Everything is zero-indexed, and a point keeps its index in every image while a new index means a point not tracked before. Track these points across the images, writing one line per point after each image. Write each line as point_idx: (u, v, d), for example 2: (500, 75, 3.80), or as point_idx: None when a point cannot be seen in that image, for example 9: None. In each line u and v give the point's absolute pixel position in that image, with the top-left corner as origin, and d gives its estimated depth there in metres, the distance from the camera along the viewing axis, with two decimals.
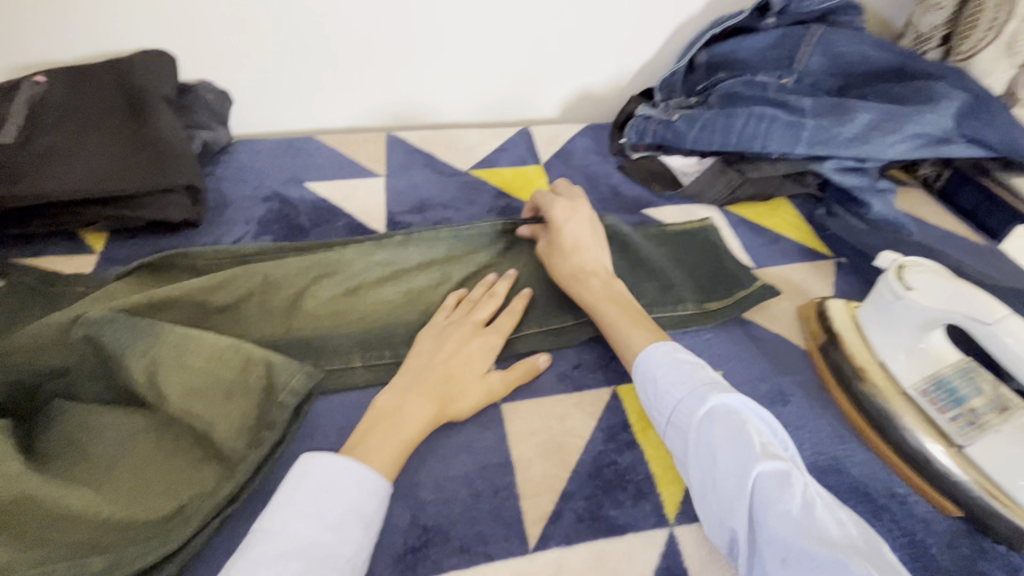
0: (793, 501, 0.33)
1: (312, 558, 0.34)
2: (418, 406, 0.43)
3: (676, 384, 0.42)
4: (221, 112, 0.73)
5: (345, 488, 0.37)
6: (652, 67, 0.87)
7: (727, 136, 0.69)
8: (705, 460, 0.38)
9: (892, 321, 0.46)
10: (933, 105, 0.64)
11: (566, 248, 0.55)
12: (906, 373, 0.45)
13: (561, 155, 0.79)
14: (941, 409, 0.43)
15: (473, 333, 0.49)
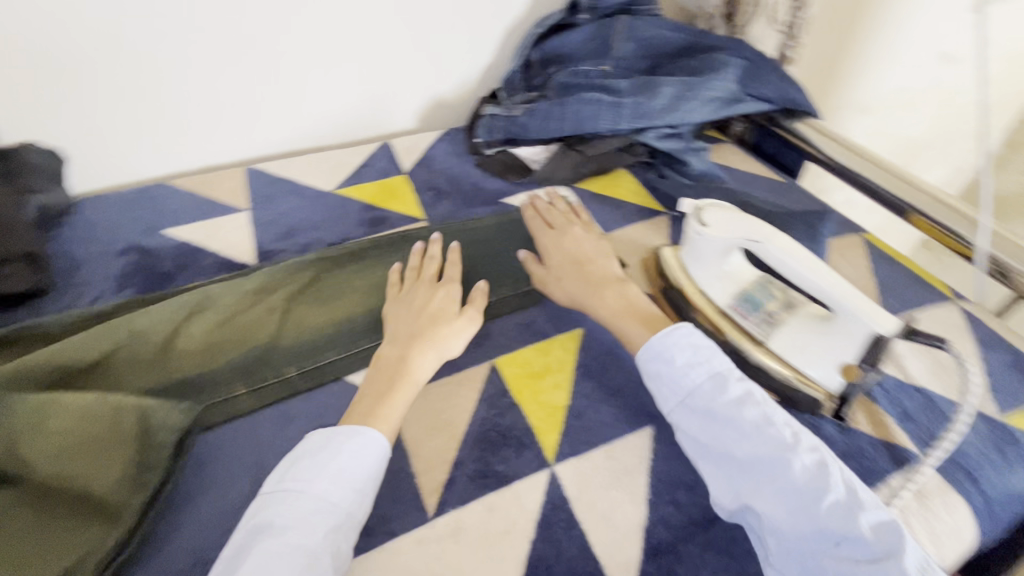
0: (836, 486, 0.40)
1: (324, 513, 0.40)
2: (418, 355, 0.50)
3: (742, 404, 0.44)
4: (55, 172, 0.70)
5: (355, 454, 0.43)
6: (494, 69, 0.94)
7: (564, 123, 0.77)
8: (763, 479, 0.41)
9: (700, 256, 0.55)
10: (719, 73, 0.76)
11: (567, 276, 0.59)
12: (720, 295, 0.54)
13: (423, 162, 0.83)
14: (746, 316, 0.52)
15: (435, 289, 0.57)
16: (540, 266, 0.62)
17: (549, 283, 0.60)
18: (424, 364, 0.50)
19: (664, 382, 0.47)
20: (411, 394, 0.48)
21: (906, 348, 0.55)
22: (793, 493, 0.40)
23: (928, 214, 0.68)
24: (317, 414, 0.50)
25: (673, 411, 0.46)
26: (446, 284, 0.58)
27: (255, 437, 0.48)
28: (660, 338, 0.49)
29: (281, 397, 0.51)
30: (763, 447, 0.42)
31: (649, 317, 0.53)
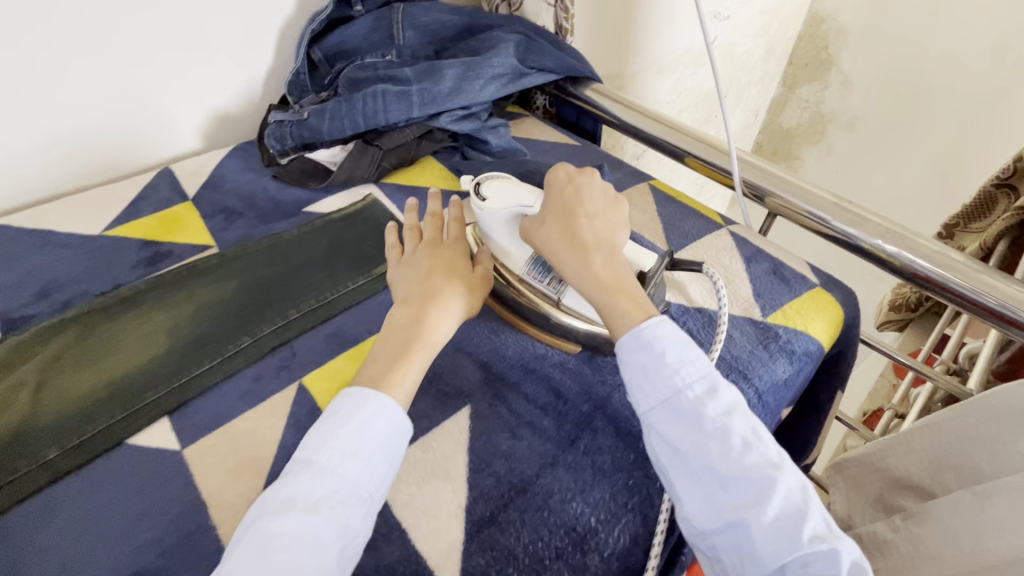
0: (803, 499, 0.39)
1: (345, 483, 0.40)
2: (435, 313, 0.48)
3: (687, 366, 0.44)
4: None
5: (382, 412, 0.42)
6: (279, 73, 0.87)
7: (355, 119, 0.74)
8: (700, 445, 0.41)
9: (491, 230, 0.54)
10: (497, 51, 0.78)
11: (601, 224, 0.50)
12: (516, 264, 0.54)
13: (210, 184, 0.76)
14: (541, 279, 0.52)
15: (440, 248, 0.54)
16: (464, 257, 0.54)
17: (542, 225, 0.50)
18: (440, 327, 0.48)
19: (648, 380, 0.44)
20: (429, 355, 0.47)
21: (690, 276, 0.61)
22: (727, 461, 0.40)
23: (700, 156, 0.77)
24: (89, 490, 0.44)
25: (655, 412, 0.43)
26: (453, 240, 0.55)
27: (7, 540, 0.41)
28: (656, 323, 0.44)
29: (38, 487, 0.43)
30: (705, 413, 0.42)
31: (630, 287, 0.47)
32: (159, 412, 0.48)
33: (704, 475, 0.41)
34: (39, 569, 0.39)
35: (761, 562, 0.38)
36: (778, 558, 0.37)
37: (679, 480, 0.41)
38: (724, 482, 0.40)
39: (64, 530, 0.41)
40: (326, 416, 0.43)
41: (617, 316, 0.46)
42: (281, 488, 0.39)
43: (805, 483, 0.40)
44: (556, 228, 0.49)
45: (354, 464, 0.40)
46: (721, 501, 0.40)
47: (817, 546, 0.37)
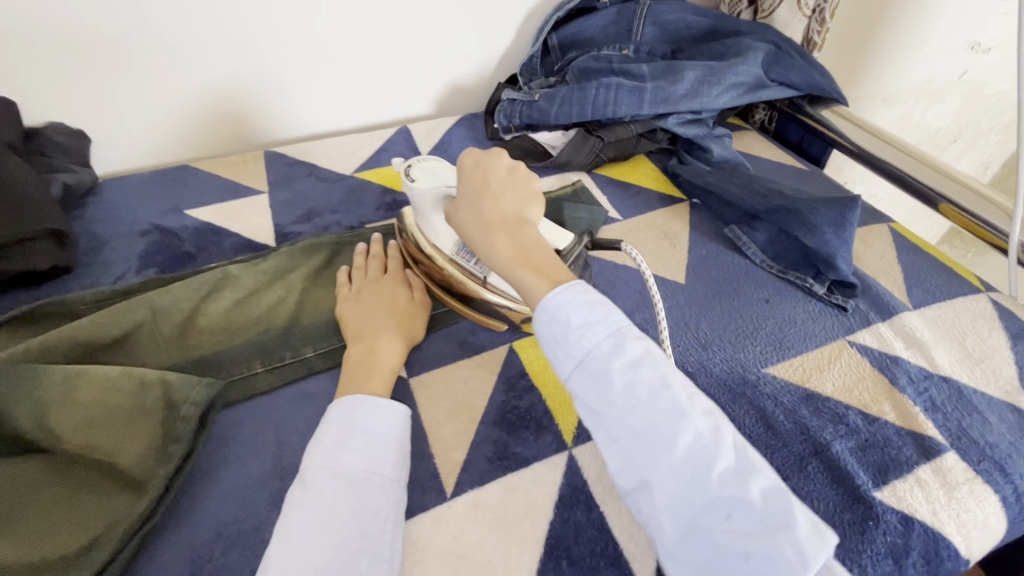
0: (723, 455, 0.36)
1: (366, 481, 0.40)
2: (386, 342, 0.50)
3: (595, 326, 0.40)
4: (80, 152, 0.71)
5: (377, 421, 0.43)
6: (513, 55, 0.93)
7: (583, 108, 0.76)
8: (618, 405, 0.38)
9: (424, 214, 0.55)
10: (744, 58, 0.75)
11: (501, 203, 0.48)
12: (444, 244, 0.54)
13: (440, 147, 0.83)
14: (468, 260, 0.53)
15: (379, 282, 0.55)
16: (402, 288, 0.55)
17: (457, 208, 0.50)
18: (387, 351, 0.49)
19: (559, 346, 0.40)
20: (389, 374, 0.48)
21: (935, 340, 0.54)
22: (640, 416, 0.37)
23: (962, 206, 0.65)
24: (337, 393, 0.51)
25: (569, 376, 0.40)
26: (391, 279, 0.56)
27: (275, 412, 0.49)
28: (556, 293, 0.41)
29: (300, 376, 0.52)
30: (614, 370, 0.38)
31: (546, 265, 0.45)
32: None
33: (623, 438, 0.38)
34: (298, 442, 0.47)
35: (688, 523, 0.35)
36: (697, 510, 0.35)
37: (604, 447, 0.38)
38: (638, 437, 0.37)
39: (316, 417, 0.49)
40: (320, 431, 0.42)
41: (528, 287, 0.44)
42: (297, 494, 0.38)
43: (715, 423, 0.37)
44: (467, 205, 0.49)
45: (370, 459, 0.41)
46: (645, 468, 0.36)
47: (735, 493, 0.34)
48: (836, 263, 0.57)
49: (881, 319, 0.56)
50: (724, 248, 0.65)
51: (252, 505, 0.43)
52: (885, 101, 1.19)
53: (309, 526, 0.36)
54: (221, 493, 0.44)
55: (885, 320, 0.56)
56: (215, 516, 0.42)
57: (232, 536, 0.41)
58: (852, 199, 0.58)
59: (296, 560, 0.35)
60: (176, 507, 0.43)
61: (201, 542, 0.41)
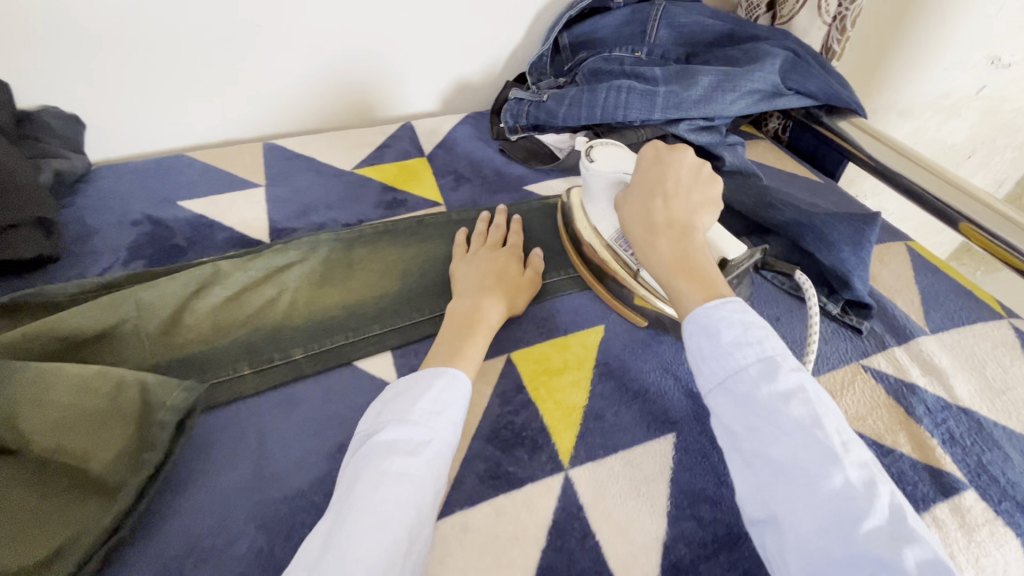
0: (877, 510, 0.32)
1: (422, 446, 0.39)
2: (492, 303, 0.51)
3: (745, 346, 0.39)
4: (71, 137, 0.69)
5: (441, 389, 0.42)
6: (522, 53, 0.90)
7: (592, 110, 0.73)
8: (753, 432, 0.37)
9: (592, 196, 0.56)
10: (760, 64, 0.72)
11: (679, 202, 0.48)
12: (606, 229, 0.55)
13: (444, 145, 0.80)
14: (626, 249, 0.53)
15: (495, 253, 0.57)
16: (513, 263, 0.57)
17: (627, 202, 0.50)
18: (493, 313, 0.51)
19: (704, 361, 0.40)
20: (489, 335, 0.50)
21: (954, 367, 0.51)
22: (781, 447, 0.35)
23: (984, 226, 0.61)
24: (324, 399, 0.48)
25: (711, 392, 0.40)
26: (509, 250, 0.58)
27: (258, 418, 0.47)
28: (706, 307, 0.41)
29: (286, 379, 0.50)
30: (760, 396, 0.37)
31: (706, 274, 0.44)
32: (385, 345, 0.53)
33: (759, 462, 0.36)
34: (280, 452, 0.45)
35: (817, 573, 0.32)
36: (836, 561, 0.32)
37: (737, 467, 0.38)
38: (777, 468, 0.35)
39: (301, 425, 0.46)
40: (393, 390, 0.43)
41: (681, 292, 0.44)
42: (368, 445, 0.39)
43: (871, 476, 0.34)
44: (643, 200, 0.49)
45: (437, 424, 0.40)
46: (776, 500, 0.35)
47: (884, 555, 0.30)
48: (850, 282, 0.54)
49: (897, 342, 0.54)
50: None
51: (229, 517, 0.41)
52: (901, 114, 1.15)
53: (362, 479, 0.36)
54: (196, 504, 0.41)
55: (900, 343, 0.53)
56: (189, 529, 0.40)
57: (204, 552, 0.39)
58: (870, 217, 0.55)
59: (357, 504, 0.35)
60: (147, 516, 0.41)
61: (172, 557, 0.39)
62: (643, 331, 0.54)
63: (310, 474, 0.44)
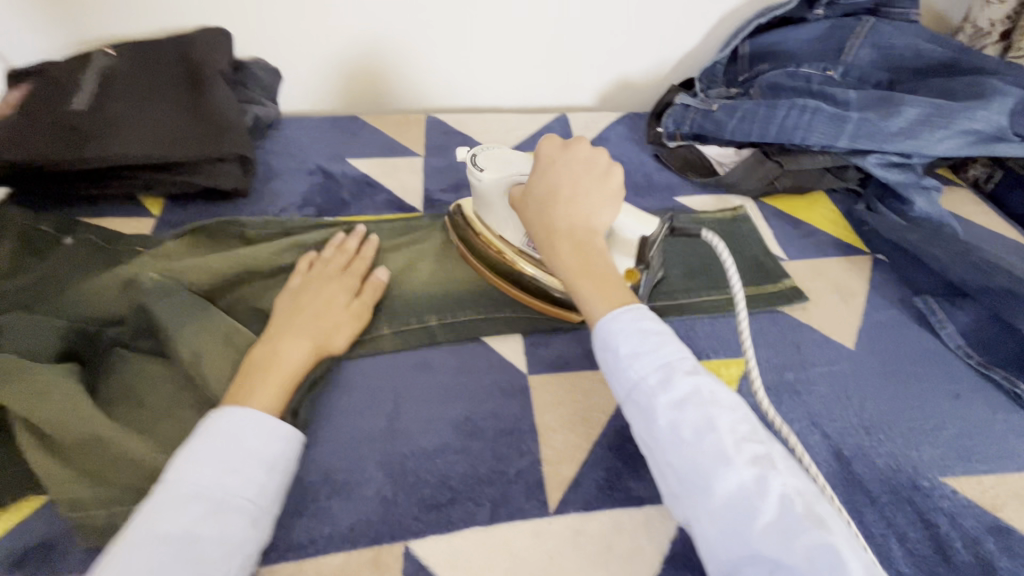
0: (771, 506, 0.33)
1: (210, 495, 0.35)
2: (288, 344, 0.45)
3: (642, 358, 0.39)
4: (272, 89, 0.77)
5: (240, 434, 0.38)
6: (695, 58, 0.86)
7: (767, 127, 0.68)
8: (662, 441, 0.37)
9: (488, 204, 0.54)
10: (986, 102, 0.63)
11: (569, 207, 0.46)
12: (514, 236, 0.54)
13: (596, 142, 0.79)
14: (537, 250, 0.52)
15: (330, 279, 0.51)
16: (346, 292, 0.51)
17: (534, 210, 0.47)
18: (292, 352, 0.44)
19: (613, 374, 0.40)
20: (308, 352, 0.45)
21: None
22: (686, 457, 0.36)
23: None
24: (456, 370, 0.50)
25: (623, 404, 0.40)
26: (343, 278, 0.52)
27: (394, 375, 0.50)
28: (608, 320, 0.40)
29: (421, 344, 0.52)
30: (657, 406, 0.37)
31: (608, 279, 0.43)
32: (516, 330, 0.53)
33: (677, 472, 0.36)
34: (410, 409, 0.47)
35: (727, 567, 0.33)
36: (743, 557, 0.32)
37: (664, 474, 0.38)
38: (681, 474, 0.36)
39: (431, 389, 0.48)
40: (187, 445, 0.37)
41: (591, 307, 0.42)
42: (145, 510, 0.34)
43: (761, 472, 0.34)
44: (536, 203, 0.47)
45: (241, 478, 0.37)
46: (691, 505, 0.35)
47: (780, 555, 0.31)
48: None
49: None
50: (910, 321, 0.55)
51: (360, 458, 0.44)
52: None
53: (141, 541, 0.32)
54: (333, 439, 0.45)
55: None
56: (325, 459, 0.44)
57: (337, 484, 0.42)
58: None
59: (115, 571, 0.30)
60: None
61: (308, 481, 0.42)
62: (790, 375, 0.50)
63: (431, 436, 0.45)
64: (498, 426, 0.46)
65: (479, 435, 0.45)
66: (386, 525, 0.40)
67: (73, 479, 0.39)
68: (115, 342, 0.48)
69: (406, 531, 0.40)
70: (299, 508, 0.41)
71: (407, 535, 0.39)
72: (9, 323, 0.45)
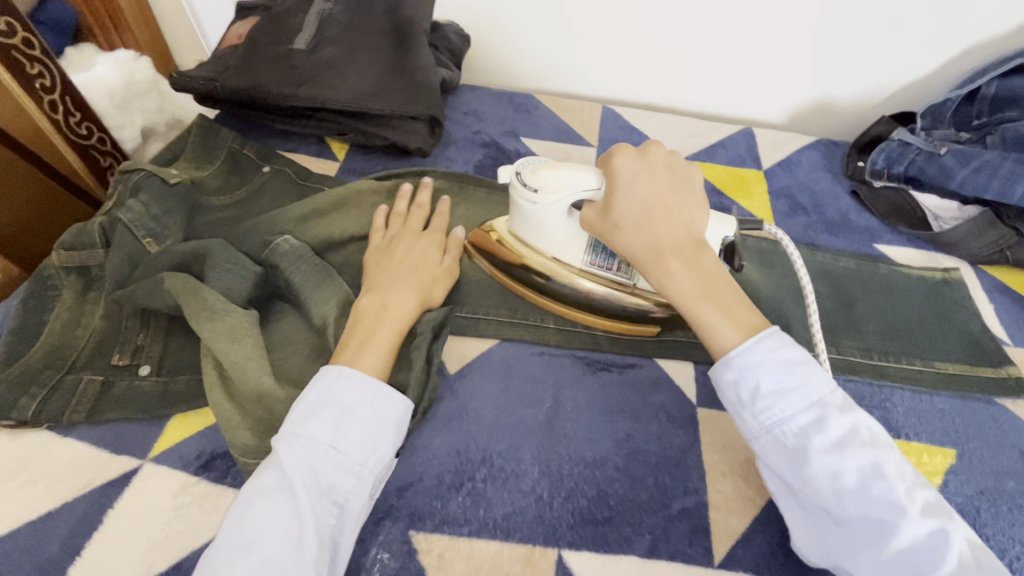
0: (955, 558, 0.32)
1: (319, 456, 0.37)
2: (400, 295, 0.45)
3: (788, 396, 0.36)
4: (459, 53, 0.77)
5: (346, 403, 0.38)
6: (918, 91, 0.75)
7: (1010, 186, 0.58)
8: (821, 491, 0.34)
9: (543, 227, 0.47)
10: None
11: (672, 221, 0.42)
12: (575, 257, 0.47)
13: (785, 164, 0.71)
14: (608, 267, 0.47)
15: (418, 239, 0.51)
16: (436, 249, 0.51)
17: (622, 231, 0.42)
18: (402, 302, 0.45)
19: (739, 412, 0.38)
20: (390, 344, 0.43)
21: None
22: (848, 505, 0.34)
23: None
24: (619, 382, 0.47)
25: (755, 441, 0.37)
26: (431, 233, 0.52)
27: (557, 370, 0.48)
28: (742, 350, 0.38)
29: (585, 344, 0.50)
30: (811, 449, 0.35)
31: (726, 295, 0.40)
32: (684, 353, 0.49)
33: (818, 513, 0.35)
34: (571, 412, 0.45)
35: (825, 556, 0.35)
36: None
37: (790, 509, 0.37)
38: (840, 522, 0.34)
39: (595, 396, 0.46)
40: (298, 399, 0.39)
41: (715, 329, 0.39)
42: (263, 463, 0.37)
43: (933, 505, 0.34)
44: (643, 202, 0.42)
45: (334, 431, 0.37)
46: (833, 546, 0.35)
47: None
48: None
49: None
50: None
51: (517, 448, 0.42)
52: None
53: (252, 499, 0.35)
54: (490, 421, 0.44)
55: None
56: (483, 439, 0.43)
57: (494, 469, 0.41)
58: None
59: (233, 525, 0.34)
60: (452, 411, 0.44)
61: (468, 459, 0.42)
62: (1012, 486, 0.42)
63: (592, 446, 0.43)
64: (664, 455, 0.43)
65: (642, 458, 0.42)
66: (540, 527, 0.39)
67: (243, 427, 0.40)
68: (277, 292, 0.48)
69: (560, 538, 0.38)
70: (457, 485, 0.40)
71: (562, 543, 0.38)
72: (211, 249, 0.46)
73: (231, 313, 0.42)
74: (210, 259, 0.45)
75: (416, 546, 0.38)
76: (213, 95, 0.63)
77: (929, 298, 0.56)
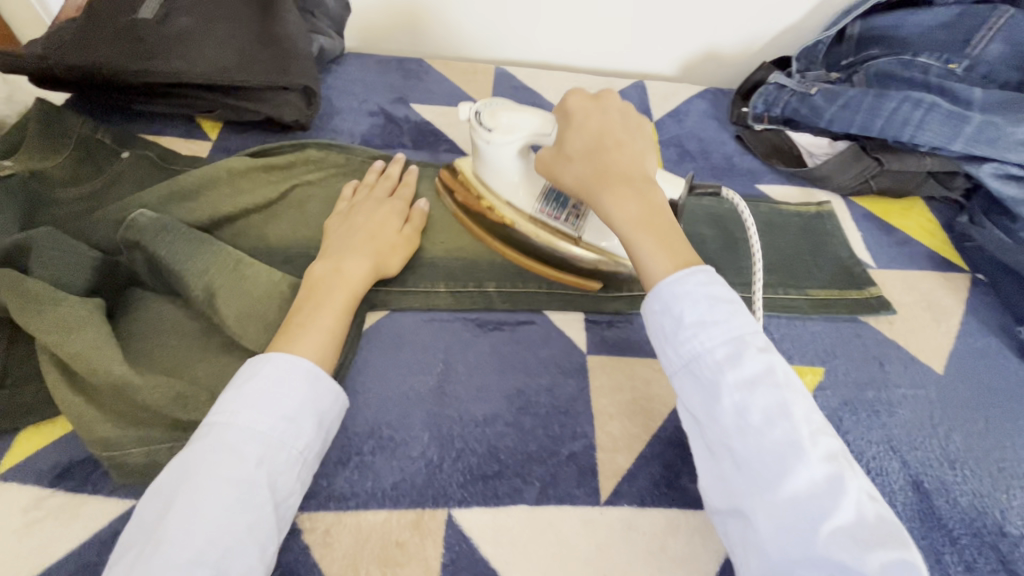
0: (846, 509, 0.30)
1: (278, 455, 0.34)
2: (353, 259, 0.45)
3: (708, 328, 0.34)
4: (338, 20, 0.73)
5: (310, 401, 0.36)
6: (792, 38, 0.79)
7: (872, 119, 0.61)
8: (722, 420, 0.33)
9: (496, 167, 0.49)
10: None
11: (621, 156, 0.42)
12: (525, 203, 0.49)
13: (674, 114, 0.72)
14: (555, 216, 0.48)
15: (382, 203, 0.51)
16: (399, 216, 0.51)
17: (571, 163, 0.42)
18: (357, 268, 0.45)
19: (664, 343, 0.36)
20: (337, 314, 0.42)
21: None
22: (750, 442, 0.32)
23: None
24: (510, 339, 0.47)
25: (676, 375, 0.35)
26: (395, 200, 0.52)
27: (450, 335, 0.47)
28: (670, 282, 0.36)
29: (477, 306, 0.49)
30: (724, 383, 0.33)
31: (667, 229, 0.39)
32: (572, 305, 0.50)
33: (722, 454, 0.33)
34: (462, 373, 0.45)
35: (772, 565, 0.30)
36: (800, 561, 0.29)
37: (696, 445, 0.35)
38: (740, 462, 0.32)
39: (485, 354, 0.46)
40: (245, 389, 0.35)
41: (644, 259, 0.38)
42: (193, 449, 0.33)
43: (840, 460, 0.31)
44: (585, 137, 0.42)
45: (296, 431, 0.35)
46: (740, 494, 0.32)
47: (845, 557, 0.28)
48: None
49: None
50: (1008, 352, 0.50)
51: (407, 417, 0.42)
52: None
53: (200, 500, 0.31)
54: (379, 394, 0.43)
55: None
56: (371, 413, 0.42)
57: (383, 440, 0.40)
58: None
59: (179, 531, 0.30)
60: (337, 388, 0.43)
61: (354, 434, 0.40)
62: (871, 394, 0.46)
63: (483, 404, 0.43)
64: (554, 405, 0.43)
65: (532, 410, 0.43)
66: (430, 490, 0.38)
67: (101, 421, 0.36)
68: (133, 278, 0.44)
69: (450, 498, 0.38)
70: (342, 461, 0.39)
71: (451, 503, 0.38)
72: (37, 239, 0.41)
73: (66, 303, 0.38)
74: (39, 251, 0.40)
75: (300, 527, 0.36)
76: (51, 76, 0.57)
77: (803, 230, 0.59)
